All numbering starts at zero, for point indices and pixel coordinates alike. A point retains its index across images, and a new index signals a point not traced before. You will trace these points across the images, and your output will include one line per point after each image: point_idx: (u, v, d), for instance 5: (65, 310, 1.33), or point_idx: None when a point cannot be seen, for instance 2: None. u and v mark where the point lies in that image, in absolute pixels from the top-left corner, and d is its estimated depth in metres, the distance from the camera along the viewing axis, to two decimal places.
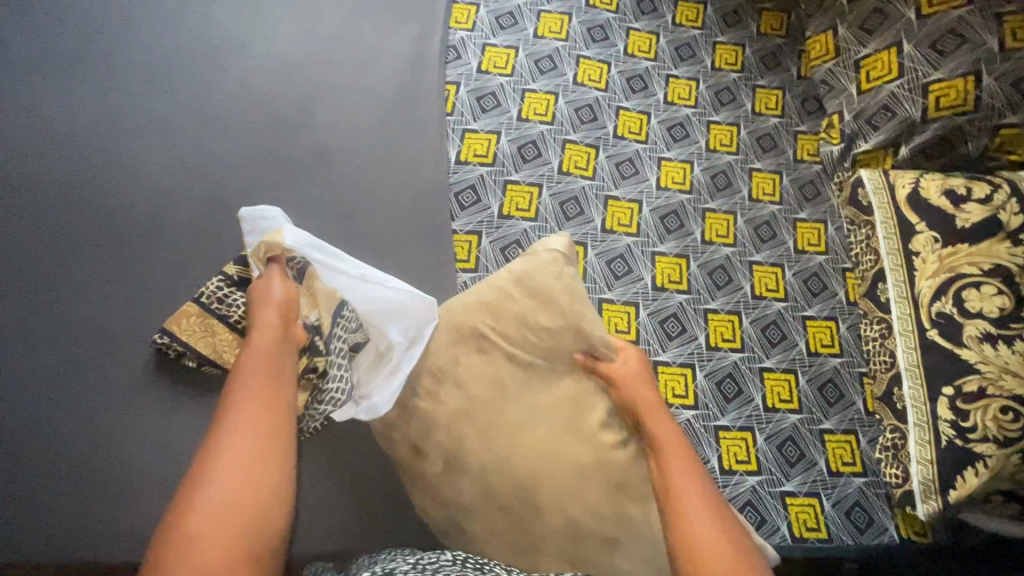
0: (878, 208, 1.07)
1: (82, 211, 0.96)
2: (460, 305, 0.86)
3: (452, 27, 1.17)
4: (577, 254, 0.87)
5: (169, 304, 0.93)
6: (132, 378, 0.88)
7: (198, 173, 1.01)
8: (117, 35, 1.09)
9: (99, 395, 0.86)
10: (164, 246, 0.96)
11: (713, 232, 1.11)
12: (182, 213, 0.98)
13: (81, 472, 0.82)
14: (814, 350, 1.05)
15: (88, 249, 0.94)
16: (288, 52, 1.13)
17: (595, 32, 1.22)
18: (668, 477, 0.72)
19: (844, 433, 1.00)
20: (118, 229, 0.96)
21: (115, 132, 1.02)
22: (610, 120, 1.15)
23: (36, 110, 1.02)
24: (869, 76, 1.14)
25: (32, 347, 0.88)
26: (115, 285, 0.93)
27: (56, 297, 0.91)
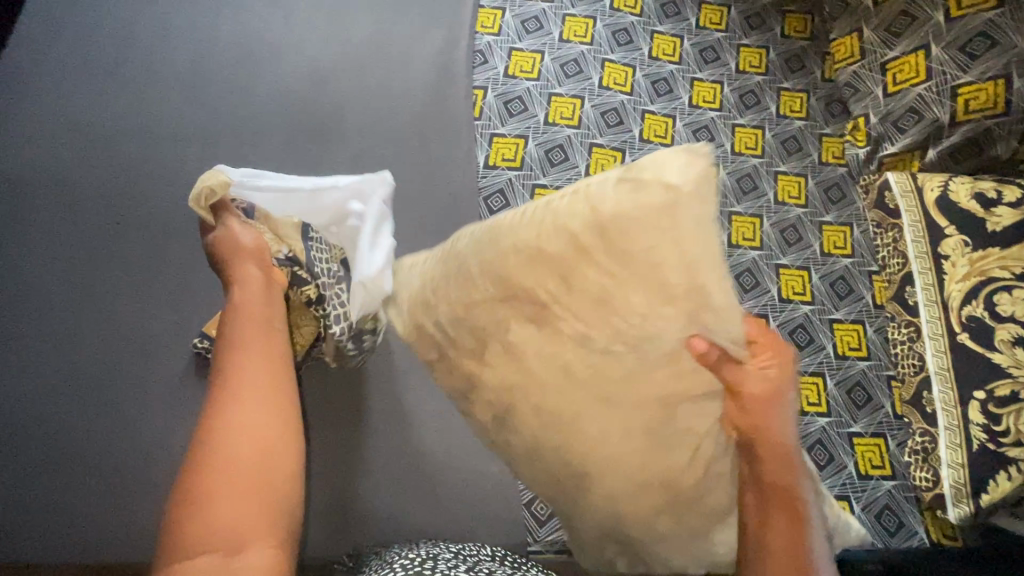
0: (905, 211, 1.07)
1: (123, 217, 0.99)
2: (515, 261, 0.64)
3: (478, 32, 1.19)
4: (716, 184, 0.55)
5: (208, 309, 0.95)
6: (171, 380, 0.89)
7: None
8: (154, 46, 1.12)
9: (141, 398, 0.88)
10: (202, 252, 0.98)
11: (740, 235, 1.12)
12: None
13: (123, 475, 0.84)
14: (842, 354, 1.06)
15: (128, 254, 0.96)
16: (319, 60, 1.15)
17: (620, 35, 1.22)
18: (778, 532, 0.59)
19: (873, 436, 1.01)
20: (156, 236, 0.98)
21: (154, 142, 1.05)
22: (636, 123, 1.15)
23: (78, 120, 1.05)
24: (895, 79, 1.13)
25: (75, 350, 0.90)
26: (155, 289, 0.95)
27: (98, 301, 0.93)
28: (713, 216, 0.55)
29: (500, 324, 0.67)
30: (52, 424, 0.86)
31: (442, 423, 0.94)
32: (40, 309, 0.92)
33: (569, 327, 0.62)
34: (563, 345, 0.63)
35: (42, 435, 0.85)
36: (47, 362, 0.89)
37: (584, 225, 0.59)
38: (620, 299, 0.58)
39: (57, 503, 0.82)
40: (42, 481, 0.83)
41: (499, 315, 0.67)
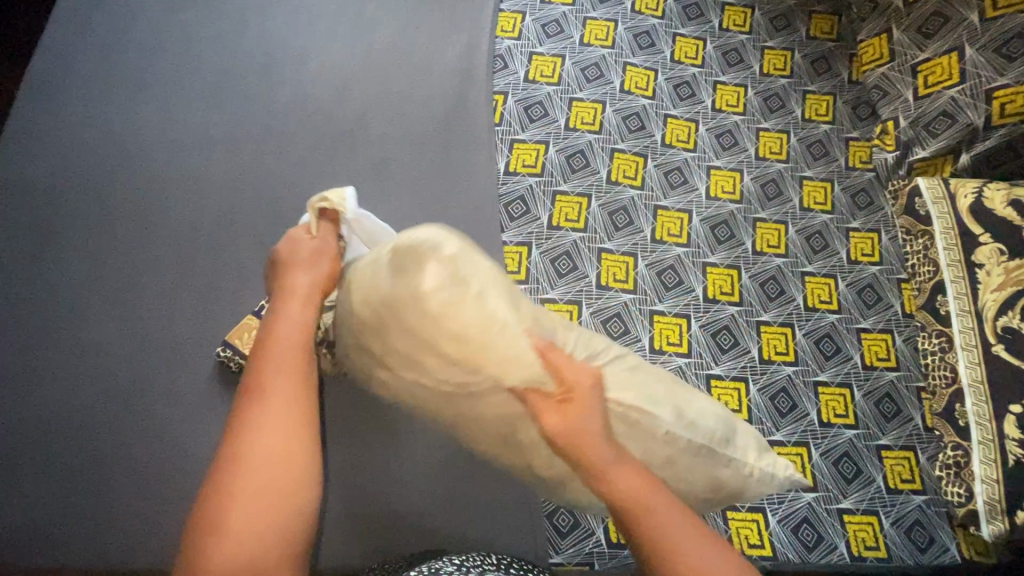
0: (937, 217, 1.04)
1: (151, 225, 1.00)
2: (349, 319, 0.74)
3: (498, 36, 1.18)
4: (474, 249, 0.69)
5: (233, 316, 0.96)
6: (198, 389, 0.90)
7: (257, 187, 1.04)
8: (180, 55, 1.14)
9: (168, 406, 0.89)
10: (228, 260, 0.99)
11: (764, 242, 1.09)
12: (242, 227, 1.01)
13: (148, 482, 0.84)
14: (870, 364, 1.03)
15: (156, 263, 0.97)
16: (340, 66, 1.15)
17: (641, 39, 1.20)
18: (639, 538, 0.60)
19: (902, 449, 0.98)
20: (184, 245, 0.99)
21: (180, 151, 1.06)
22: (658, 128, 1.14)
23: (105, 128, 1.06)
24: (927, 82, 1.11)
25: (104, 357, 0.91)
26: (183, 297, 0.96)
27: (126, 309, 0.94)
28: (486, 279, 0.66)
29: (364, 366, 0.77)
30: (81, 431, 0.86)
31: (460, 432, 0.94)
32: (70, 317, 0.93)
33: (408, 375, 0.70)
34: (415, 386, 0.71)
35: (69, 440, 0.86)
36: (78, 369, 0.90)
37: (378, 297, 0.69)
38: (428, 355, 0.66)
39: (87, 511, 0.82)
40: (72, 489, 0.83)
41: (361, 360, 0.77)
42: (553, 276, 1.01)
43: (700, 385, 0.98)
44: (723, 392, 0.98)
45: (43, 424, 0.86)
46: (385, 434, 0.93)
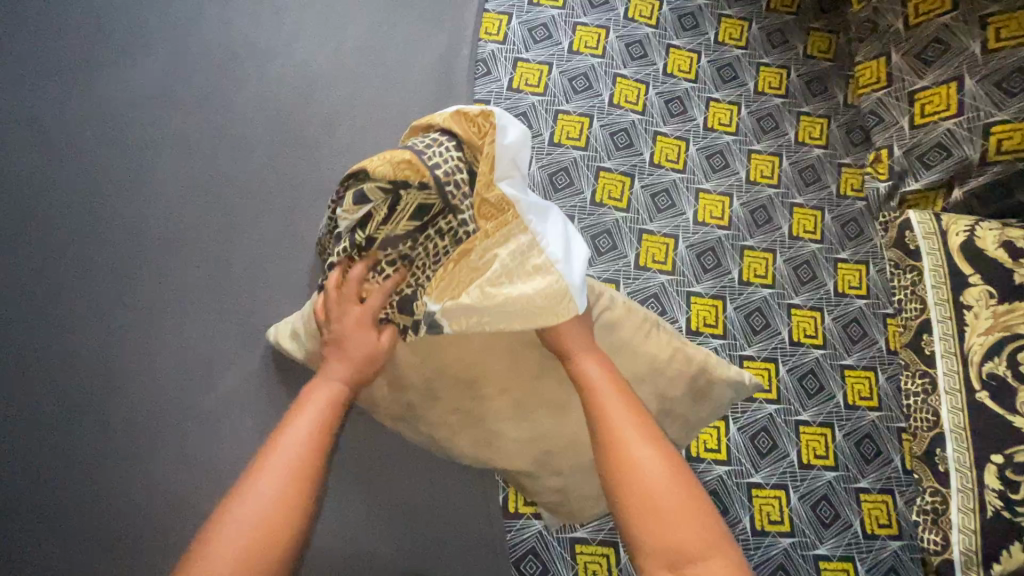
0: (926, 253, 1.02)
1: (112, 247, 0.98)
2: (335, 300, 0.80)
3: (481, 39, 1.09)
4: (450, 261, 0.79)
5: (196, 341, 0.95)
6: (162, 418, 0.92)
7: (218, 202, 1.01)
8: (137, 58, 1.08)
9: (135, 434, 0.91)
10: (191, 282, 0.97)
11: (751, 272, 1.05)
12: (203, 245, 0.99)
13: (112, 500, 0.88)
14: (853, 402, 1.00)
15: (116, 286, 0.97)
16: (309, 66, 1.08)
17: (633, 48, 1.14)
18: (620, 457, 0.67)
19: (881, 493, 0.96)
20: (147, 267, 0.98)
21: (139, 166, 1.02)
22: (646, 146, 1.08)
23: (63, 141, 1.03)
24: (923, 110, 1.07)
25: (73, 383, 0.92)
26: (146, 322, 0.95)
27: (91, 335, 0.94)
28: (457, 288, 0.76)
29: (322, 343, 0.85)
30: (53, 453, 0.90)
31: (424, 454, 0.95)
32: (37, 341, 0.94)
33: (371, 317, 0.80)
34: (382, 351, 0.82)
35: (37, 458, 0.89)
36: (47, 391, 0.92)
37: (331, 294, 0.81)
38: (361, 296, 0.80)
39: (62, 529, 0.87)
40: (46, 512, 0.87)
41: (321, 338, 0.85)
42: None
43: None
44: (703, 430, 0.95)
45: (16, 448, 0.90)
46: (366, 454, 0.94)
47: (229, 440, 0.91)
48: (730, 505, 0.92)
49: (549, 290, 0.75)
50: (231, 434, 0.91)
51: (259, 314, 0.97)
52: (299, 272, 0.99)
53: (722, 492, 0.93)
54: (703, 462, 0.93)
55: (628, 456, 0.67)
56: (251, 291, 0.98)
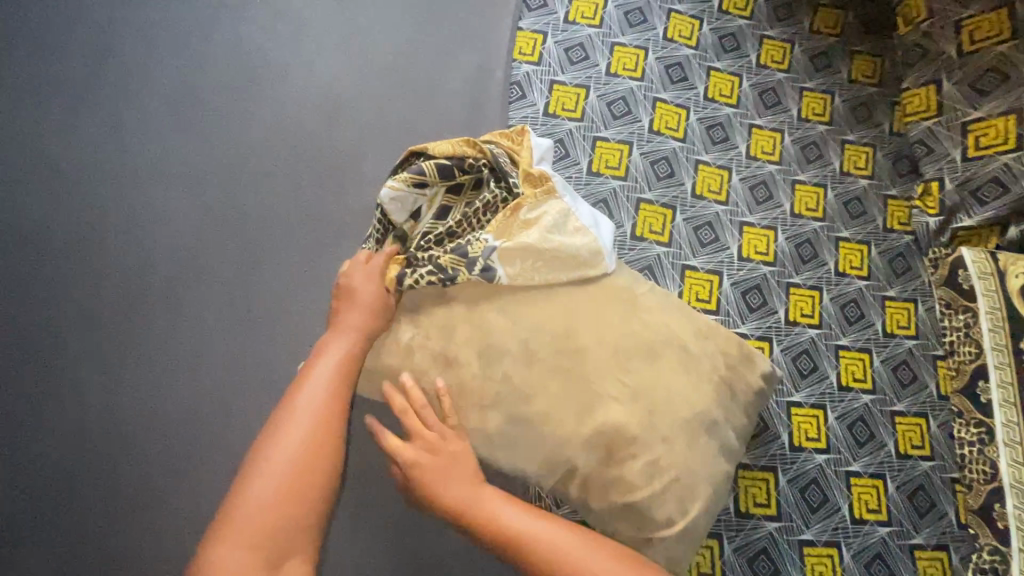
0: (983, 295, 0.97)
1: (125, 287, 0.93)
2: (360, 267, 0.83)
3: (515, 60, 1.03)
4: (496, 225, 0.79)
5: (212, 387, 0.89)
6: (178, 472, 0.87)
7: (238, 233, 0.95)
8: (150, 84, 1.03)
9: (150, 489, 0.86)
10: (208, 324, 0.92)
11: (798, 311, 1.00)
12: (223, 280, 0.94)
13: (123, 554, 0.84)
14: (904, 452, 0.95)
15: (129, 329, 0.92)
16: (336, 89, 1.01)
17: (673, 71, 1.08)
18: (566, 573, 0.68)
19: (936, 549, 0.91)
20: (161, 308, 0.93)
21: (153, 200, 0.97)
22: (688, 175, 1.02)
23: (74, 173, 0.98)
24: (978, 142, 1.03)
25: (85, 433, 0.88)
26: (160, 367, 0.90)
27: (104, 382, 0.90)
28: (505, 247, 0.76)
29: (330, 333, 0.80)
30: (68, 500, 0.86)
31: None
32: (53, 382, 0.90)
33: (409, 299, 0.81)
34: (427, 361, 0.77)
35: (52, 505, 0.86)
36: (62, 434, 0.88)
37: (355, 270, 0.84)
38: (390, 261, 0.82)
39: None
40: (57, 564, 0.83)
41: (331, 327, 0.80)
42: None
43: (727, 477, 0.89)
44: (752, 483, 0.89)
45: (31, 494, 0.86)
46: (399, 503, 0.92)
47: None
48: (781, 565, 0.86)
49: (593, 242, 0.79)
50: None
51: (276, 357, 0.90)
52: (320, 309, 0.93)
53: (773, 550, 0.87)
54: (753, 518, 0.88)
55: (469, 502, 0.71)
56: (270, 332, 0.91)
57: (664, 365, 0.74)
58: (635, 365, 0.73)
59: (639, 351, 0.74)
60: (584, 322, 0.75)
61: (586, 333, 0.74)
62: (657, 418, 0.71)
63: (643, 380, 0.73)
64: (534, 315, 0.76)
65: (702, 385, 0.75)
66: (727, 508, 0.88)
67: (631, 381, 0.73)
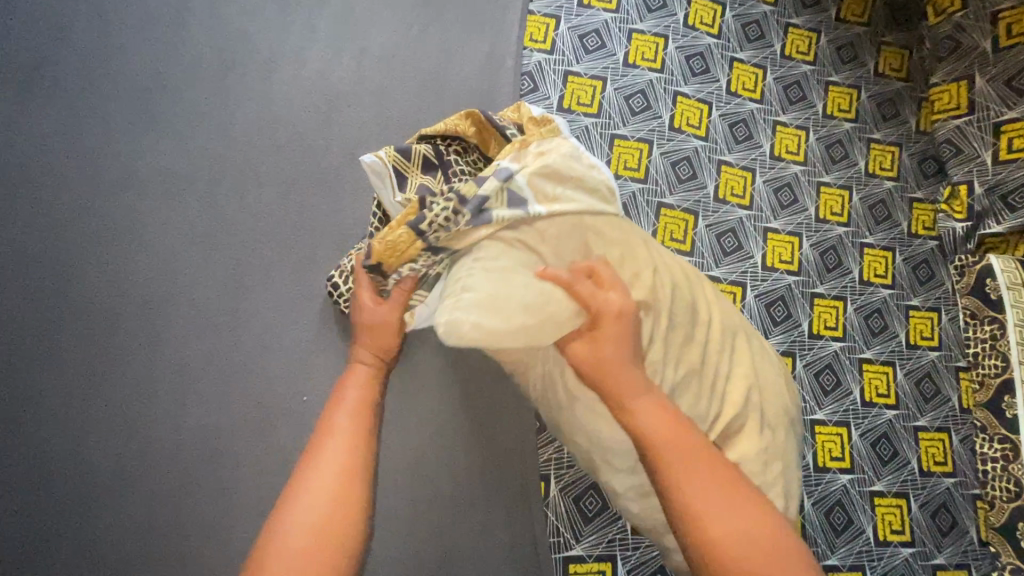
0: (1011, 306, 0.92)
1: (71, 308, 0.76)
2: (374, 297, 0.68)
3: (526, 47, 0.93)
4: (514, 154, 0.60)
5: (193, 430, 0.75)
6: (151, 534, 0.72)
7: (200, 235, 0.80)
8: (103, 58, 0.84)
9: (117, 556, 0.71)
10: (184, 354, 0.76)
11: (821, 323, 0.95)
12: (182, 291, 0.78)
13: None
14: (927, 469, 0.92)
15: (83, 362, 0.75)
16: (323, 71, 0.88)
17: (694, 62, 1.00)
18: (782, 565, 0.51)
19: (957, 568, 0.89)
20: (125, 335, 0.76)
21: (110, 202, 0.79)
22: (710, 177, 0.95)
23: (4, 168, 0.79)
24: (1010, 144, 0.97)
25: (11, 483, 0.71)
26: (125, 408, 0.74)
27: (51, 428, 0.73)
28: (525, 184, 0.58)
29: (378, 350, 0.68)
30: None
31: (476, 555, 0.79)
32: None
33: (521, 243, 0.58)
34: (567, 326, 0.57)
35: None
36: None
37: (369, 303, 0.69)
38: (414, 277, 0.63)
39: None
40: None
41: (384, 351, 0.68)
42: None
43: None
44: None
45: None
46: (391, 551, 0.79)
47: (215, 542, 0.72)
48: None
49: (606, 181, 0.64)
50: (218, 534, 0.72)
51: (268, 391, 0.77)
52: (317, 335, 0.79)
53: None
54: None
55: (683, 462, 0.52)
56: (259, 362, 0.77)
57: (758, 343, 0.68)
58: (740, 346, 0.65)
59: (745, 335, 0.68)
60: (699, 291, 0.66)
61: (705, 301, 0.65)
62: (767, 400, 0.64)
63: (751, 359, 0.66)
64: (667, 275, 0.64)
65: (778, 371, 0.69)
66: None
67: (743, 357, 0.65)
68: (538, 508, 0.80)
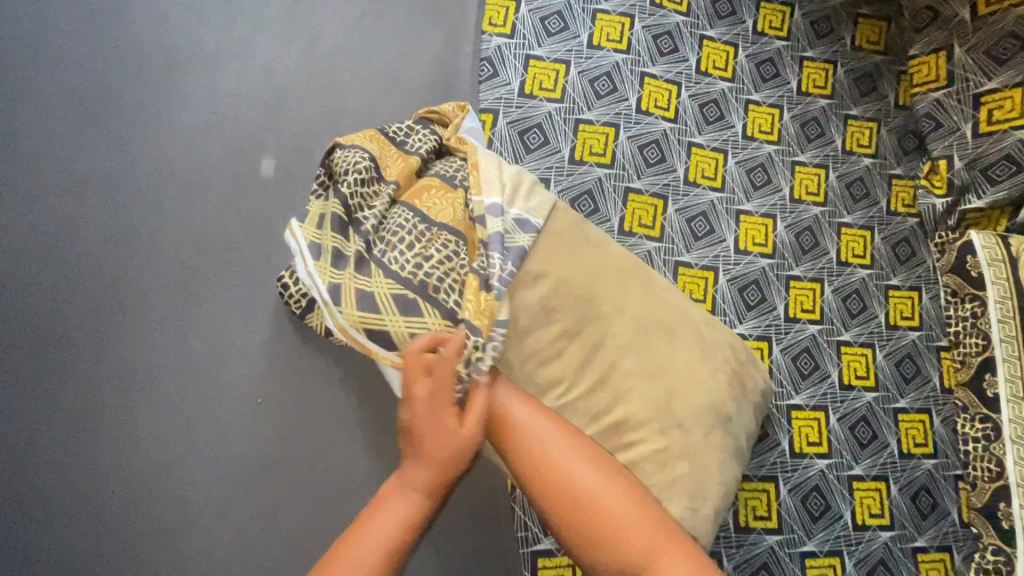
0: (992, 282, 0.90)
1: (21, 314, 0.75)
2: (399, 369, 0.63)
3: (485, 32, 0.90)
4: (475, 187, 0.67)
5: (149, 437, 0.74)
6: (109, 544, 0.71)
7: (151, 237, 0.78)
8: (46, 62, 0.82)
9: (77, 567, 0.70)
10: (138, 360, 0.75)
11: (798, 306, 0.93)
12: (134, 294, 0.77)
13: None
14: (907, 451, 0.91)
15: (36, 372, 0.74)
16: (275, 65, 0.85)
17: (662, 41, 0.97)
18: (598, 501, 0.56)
19: (938, 550, 0.87)
20: (77, 343, 0.75)
21: (58, 208, 0.78)
22: (680, 160, 0.93)
23: None
24: (990, 116, 0.94)
25: None
26: (80, 416, 0.74)
27: (5, 441, 0.72)
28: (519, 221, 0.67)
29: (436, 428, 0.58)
30: None
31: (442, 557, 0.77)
32: None
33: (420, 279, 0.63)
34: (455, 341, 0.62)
35: None
36: None
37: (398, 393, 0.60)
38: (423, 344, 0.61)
39: None
40: None
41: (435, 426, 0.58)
42: None
43: None
44: (752, 496, 0.84)
45: None
46: None
47: (172, 545, 0.72)
48: None
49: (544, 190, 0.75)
50: (175, 537, 0.72)
51: (226, 394, 0.76)
52: (275, 335, 0.78)
53: (776, 566, 0.82)
54: (753, 532, 0.83)
55: (526, 436, 0.59)
56: (215, 364, 0.76)
57: (683, 346, 0.66)
58: (646, 341, 0.65)
59: (660, 325, 0.66)
60: (603, 289, 0.66)
61: (606, 298, 0.66)
62: (668, 403, 0.63)
63: (659, 358, 0.64)
64: (556, 267, 0.66)
65: (714, 376, 0.66)
66: (726, 523, 0.83)
67: (648, 358, 0.64)
68: (505, 503, 0.79)
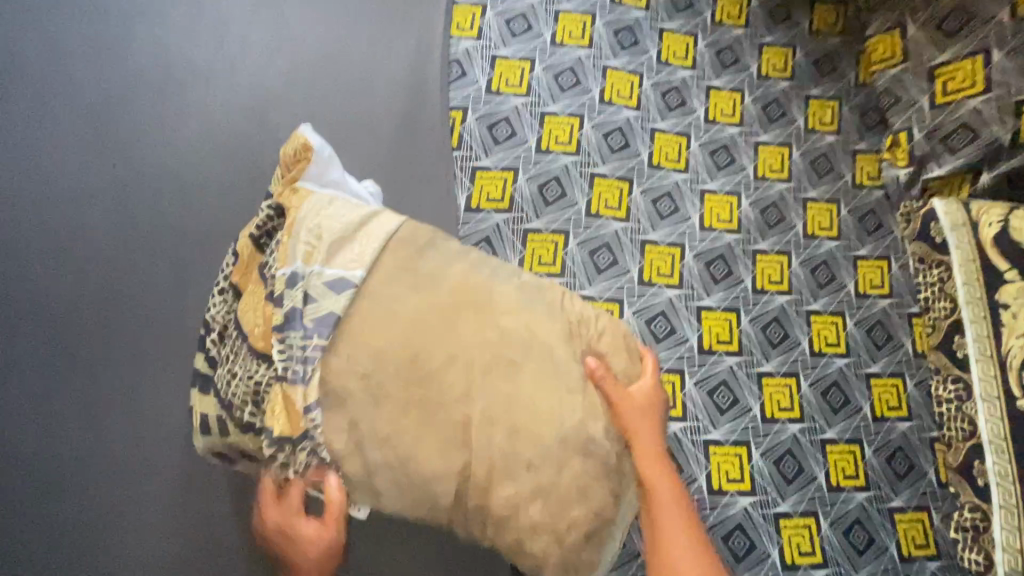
0: (955, 247, 0.90)
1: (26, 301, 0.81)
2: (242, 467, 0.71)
3: (454, 36, 0.99)
4: (291, 241, 0.64)
5: (153, 414, 0.80)
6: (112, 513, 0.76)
7: (152, 233, 0.86)
8: (51, 76, 0.90)
9: (76, 535, 0.75)
10: (140, 344, 0.82)
11: (765, 278, 0.96)
12: (138, 283, 0.84)
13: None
14: (881, 415, 0.93)
15: (43, 355, 0.79)
16: (263, 78, 0.94)
17: (623, 36, 1.03)
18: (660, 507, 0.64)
19: (915, 510, 0.89)
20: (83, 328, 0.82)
21: (64, 206, 0.85)
22: (644, 145, 0.98)
23: None
24: (945, 88, 0.96)
25: None
26: (84, 394, 0.79)
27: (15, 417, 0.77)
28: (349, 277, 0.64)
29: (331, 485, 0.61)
30: None
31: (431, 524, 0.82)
32: None
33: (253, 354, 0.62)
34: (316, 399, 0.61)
35: None
36: None
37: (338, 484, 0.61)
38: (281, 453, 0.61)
39: None
40: None
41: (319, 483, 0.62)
42: (590, 273, 0.91)
43: (698, 453, 0.88)
44: (725, 460, 0.88)
45: None
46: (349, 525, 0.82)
47: (174, 510, 0.77)
48: (758, 539, 0.85)
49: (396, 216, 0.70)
50: (177, 500, 0.78)
51: None
52: None
53: (749, 525, 0.86)
54: (726, 494, 0.86)
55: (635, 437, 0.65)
56: None
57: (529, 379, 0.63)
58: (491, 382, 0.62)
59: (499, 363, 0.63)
60: (433, 341, 0.63)
61: (439, 356, 0.62)
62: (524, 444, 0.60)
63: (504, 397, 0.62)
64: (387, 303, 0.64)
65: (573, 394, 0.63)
66: (699, 486, 0.86)
67: (494, 401, 0.61)
68: None
